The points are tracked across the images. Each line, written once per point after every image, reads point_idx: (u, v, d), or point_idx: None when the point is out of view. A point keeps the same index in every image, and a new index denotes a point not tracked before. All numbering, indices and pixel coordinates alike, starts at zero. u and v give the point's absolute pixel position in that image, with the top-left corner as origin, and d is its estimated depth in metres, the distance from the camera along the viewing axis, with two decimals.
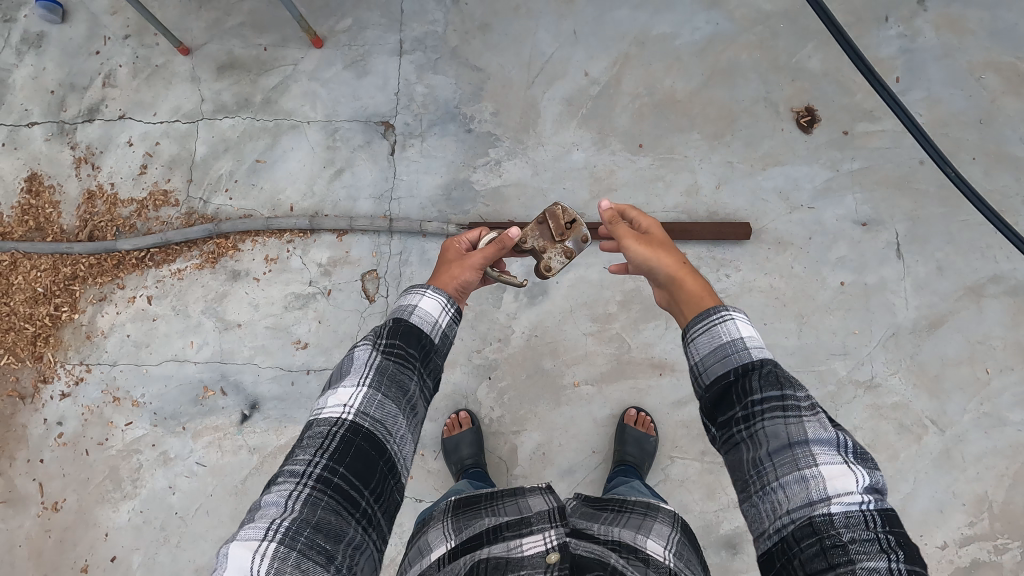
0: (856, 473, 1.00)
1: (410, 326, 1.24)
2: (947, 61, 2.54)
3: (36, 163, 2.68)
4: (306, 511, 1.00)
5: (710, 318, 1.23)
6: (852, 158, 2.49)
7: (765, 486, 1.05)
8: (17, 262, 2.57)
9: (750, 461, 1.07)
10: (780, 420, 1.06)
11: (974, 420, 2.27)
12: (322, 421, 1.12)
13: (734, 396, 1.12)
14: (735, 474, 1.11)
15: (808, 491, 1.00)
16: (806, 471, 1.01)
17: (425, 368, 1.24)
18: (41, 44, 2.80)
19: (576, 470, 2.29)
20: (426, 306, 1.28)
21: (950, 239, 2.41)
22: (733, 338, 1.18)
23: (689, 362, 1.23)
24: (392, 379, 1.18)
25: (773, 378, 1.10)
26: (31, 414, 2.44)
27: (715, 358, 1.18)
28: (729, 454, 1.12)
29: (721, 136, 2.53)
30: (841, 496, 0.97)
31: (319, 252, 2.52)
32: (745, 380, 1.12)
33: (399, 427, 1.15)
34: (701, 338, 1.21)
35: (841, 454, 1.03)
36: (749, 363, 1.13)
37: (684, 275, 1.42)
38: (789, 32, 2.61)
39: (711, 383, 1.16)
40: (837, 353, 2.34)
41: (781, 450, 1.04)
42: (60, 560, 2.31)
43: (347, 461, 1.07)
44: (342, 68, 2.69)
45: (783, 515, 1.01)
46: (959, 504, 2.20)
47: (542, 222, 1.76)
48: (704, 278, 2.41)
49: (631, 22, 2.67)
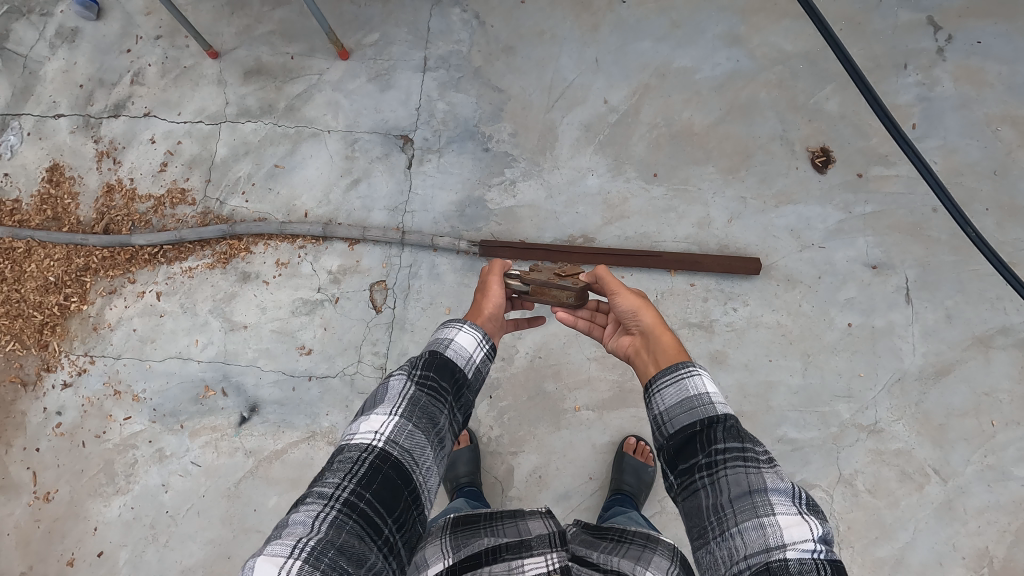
0: (811, 523, 1.00)
1: (445, 360, 1.27)
2: (964, 112, 2.57)
3: (60, 154, 2.72)
4: (331, 533, 0.99)
5: (678, 370, 1.24)
6: (865, 201, 2.50)
7: (724, 532, 1.05)
8: (31, 250, 2.60)
9: (710, 507, 1.08)
10: (741, 468, 1.07)
11: (978, 472, 2.24)
12: (352, 446, 1.11)
13: (697, 445, 1.13)
14: (692, 521, 1.11)
15: (765, 537, 0.99)
16: (765, 518, 1.02)
17: (455, 402, 1.26)
18: (74, 39, 2.87)
19: (572, 495, 2.27)
20: (461, 341, 1.32)
21: (959, 288, 2.41)
22: (701, 391, 1.19)
23: (654, 411, 1.23)
24: (423, 411, 1.19)
25: (736, 430, 1.11)
26: (31, 402, 2.44)
27: (680, 407, 1.19)
28: (686, 502, 1.12)
29: (736, 170, 2.55)
30: (796, 543, 0.97)
31: (330, 259, 2.53)
32: (709, 431, 1.12)
33: (426, 458, 1.15)
34: (668, 387, 1.23)
35: (796, 505, 1.03)
36: (713, 415, 1.14)
37: (662, 330, 1.43)
38: (808, 73, 2.64)
39: (674, 432, 1.17)
40: (841, 395, 2.33)
41: (741, 497, 1.05)
42: (47, 551, 2.29)
43: (374, 487, 1.06)
44: (365, 81, 2.74)
45: (740, 560, 1.00)
46: (958, 558, 2.16)
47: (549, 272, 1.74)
48: (711, 310, 2.42)
49: (652, 54, 2.71)
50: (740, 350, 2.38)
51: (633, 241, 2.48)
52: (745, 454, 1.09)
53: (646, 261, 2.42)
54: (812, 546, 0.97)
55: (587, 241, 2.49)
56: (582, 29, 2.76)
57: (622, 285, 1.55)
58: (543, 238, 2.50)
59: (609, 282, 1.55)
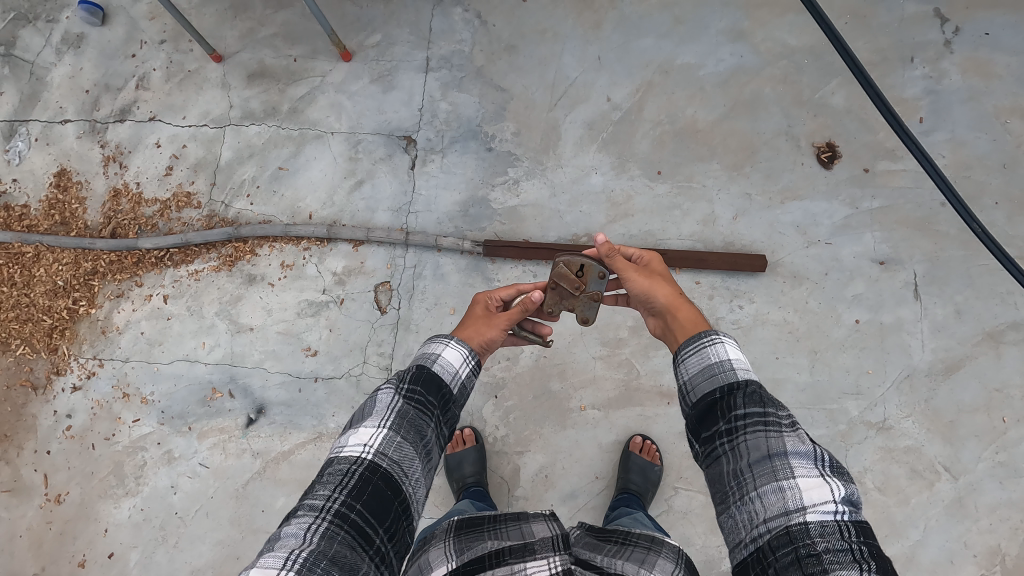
0: (833, 485, 0.99)
1: (431, 375, 1.27)
2: (972, 104, 2.54)
3: (67, 159, 2.74)
4: (323, 544, 0.99)
5: (700, 339, 1.24)
6: (873, 196, 2.48)
7: (744, 496, 1.05)
8: (40, 255, 2.62)
9: (731, 473, 1.07)
10: (762, 433, 1.06)
11: (989, 469, 2.22)
12: (341, 459, 1.12)
13: (719, 412, 1.13)
14: (715, 488, 1.11)
15: (785, 501, 0.99)
16: (784, 481, 1.01)
17: (443, 416, 1.26)
18: (80, 45, 2.89)
19: (578, 494, 2.27)
20: (447, 356, 1.32)
21: (969, 283, 2.38)
22: (722, 358, 1.19)
23: (678, 381, 1.24)
24: (411, 423, 1.19)
25: (757, 395, 1.11)
26: (41, 405, 2.46)
27: (702, 376, 1.19)
28: (710, 468, 1.12)
29: (741, 167, 2.53)
30: (817, 505, 0.96)
31: (335, 261, 2.54)
32: (729, 397, 1.13)
33: (415, 470, 1.15)
34: (691, 357, 1.23)
35: (818, 467, 1.02)
36: (734, 380, 1.15)
37: (679, 304, 1.44)
38: (813, 67, 2.62)
39: (697, 400, 1.17)
40: (849, 392, 2.31)
41: (761, 461, 1.04)
42: (59, 553, 2.32)
43: (364, 498, 1.06)
44: (368, 82, 2.74)
45: (760, 524, 1.00)
46: (970, 556, 2.14)
47: (554, 285, 1.70)
48: (717, 308, 2.40)
49: (655, 50, 2.69)
50: (746, 347, 2.36)
51: (638, 239, 2.47)
52: (766, 418, 1.08)
53: None
54: (833, 508, 0.96)
55: (592, 239, 2.48)
56: (585, 27, 2.75)
57: (630, 267, 1.58)
58: (547, 237, 2.50)
59: (618, 266, 1.59)
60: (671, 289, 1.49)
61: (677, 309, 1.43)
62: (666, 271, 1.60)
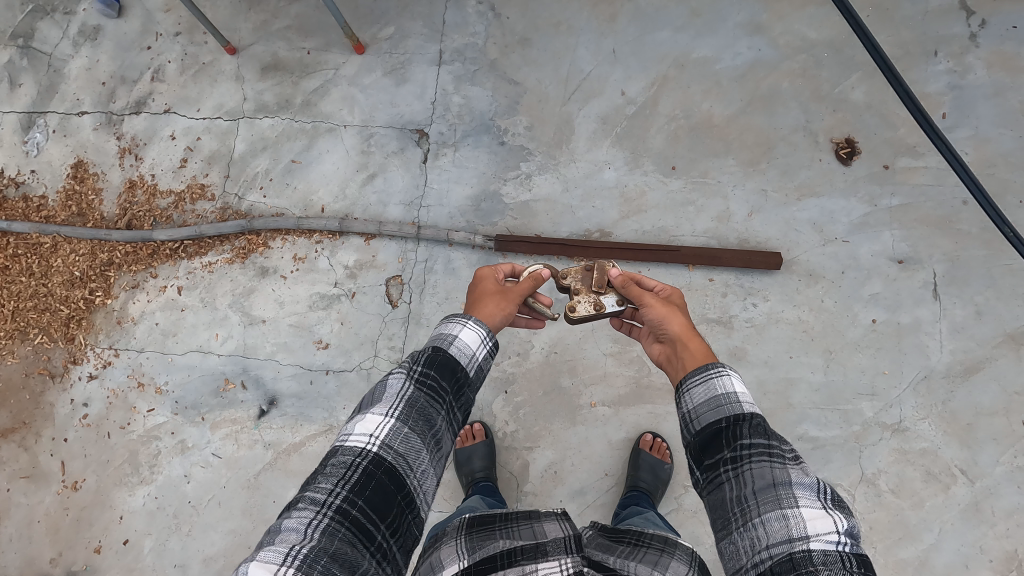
0: (835, 517, 0.98)
1: (446, 359, 1.26)
2: (997, 100, 2.47)
3: (84, 151, 2.77)
4: (324, 540, 0.99)
5: (707, 370, 1.23)
6: (892, 193, 2.43)
7: (747, 522, 1.04)
8: (58, 246, 2.65)
9: (733, 499, 1.07)
10: (766, 463, 1.06)
11: (1007, 473, 2.18)
12: (346, 449, 1.11)
13: (723, 442, 1.12)
14: (716, 514, 1.10)
15: (788, 528, 0.98)
16: (788, 510, 1.01)
17: (455, 402, 1.25)
18: (97, 37, 2.91)
19: (587, 491, 2.26)
20: (464, 338, 1.31)
21: (991, 283, 2.33)
22: (728, 390, 1.18)
23: (681, 409, 1.23)
24: (420, 412, 1.18)
25: (762, 428, 1.10)
26: (59, 393, 2.50)
27: (707, 405, 1.18)
28: (711, 495, 1.11)
29: (757, 163, 2.49)
30: (820, 535, 0.96)
31: (347, 254, 2.55)
32: (734, 428, 1.11)
33: (421, 462, 1.15)
34: (697, 387, 1.21)
35: (821, 500, 1.02)
36: (741, 412, 1.14)
37: (690, 338, 1.41)
38: (833, 62, 2.56)
39: (700, 429, 1.16)
40: (864, 393, 2.28)
41: (765, 489, 1.04)
42: (76, 539, 2.36)
43: (367, 493, 1.07)
44: (381, 75, 2.73)
45: (762, 550, 1.00)
46: (985, 561, 2.11)
47: (589, 269, 1.74)
48: (730, 306, 2.37)
49: (671, 44, 2.65)
50: (759, 346, 2.34)
51: (651, 235, 2.45)
52: (770, 450, 1.07)
53: (664, 256, 2.38)
54: (836, 538, 0.96)
55: (604, 235, 2.47)
56: (600, 20, 2.71)
57: (644, 294, 1.56)
58: (559, 232, 2.48)
59: (635, 295, 1.56)
60: (687, 322, 1.46)
61: (692, 345, 1.39)
62: (682, 303, 1.58)
